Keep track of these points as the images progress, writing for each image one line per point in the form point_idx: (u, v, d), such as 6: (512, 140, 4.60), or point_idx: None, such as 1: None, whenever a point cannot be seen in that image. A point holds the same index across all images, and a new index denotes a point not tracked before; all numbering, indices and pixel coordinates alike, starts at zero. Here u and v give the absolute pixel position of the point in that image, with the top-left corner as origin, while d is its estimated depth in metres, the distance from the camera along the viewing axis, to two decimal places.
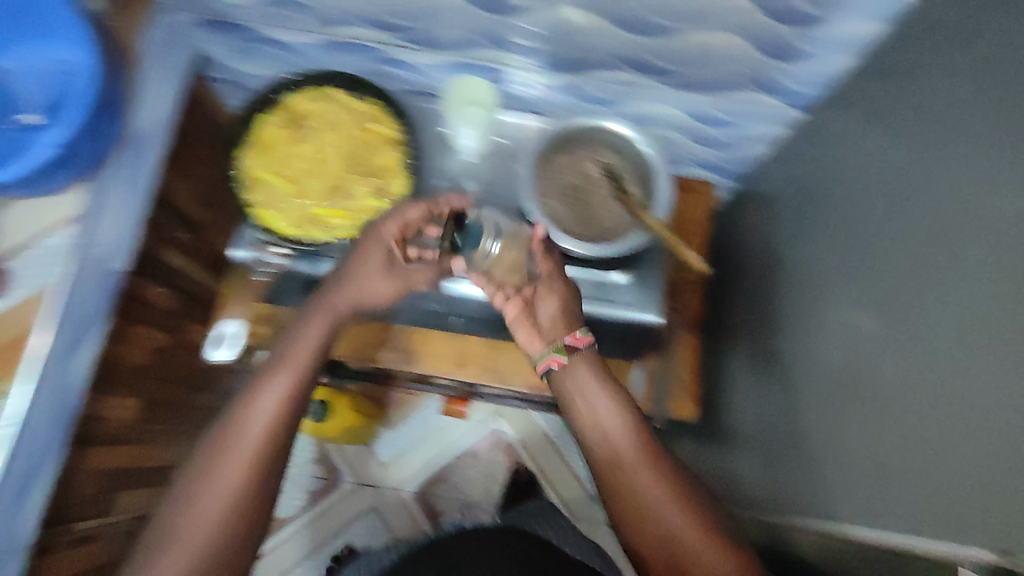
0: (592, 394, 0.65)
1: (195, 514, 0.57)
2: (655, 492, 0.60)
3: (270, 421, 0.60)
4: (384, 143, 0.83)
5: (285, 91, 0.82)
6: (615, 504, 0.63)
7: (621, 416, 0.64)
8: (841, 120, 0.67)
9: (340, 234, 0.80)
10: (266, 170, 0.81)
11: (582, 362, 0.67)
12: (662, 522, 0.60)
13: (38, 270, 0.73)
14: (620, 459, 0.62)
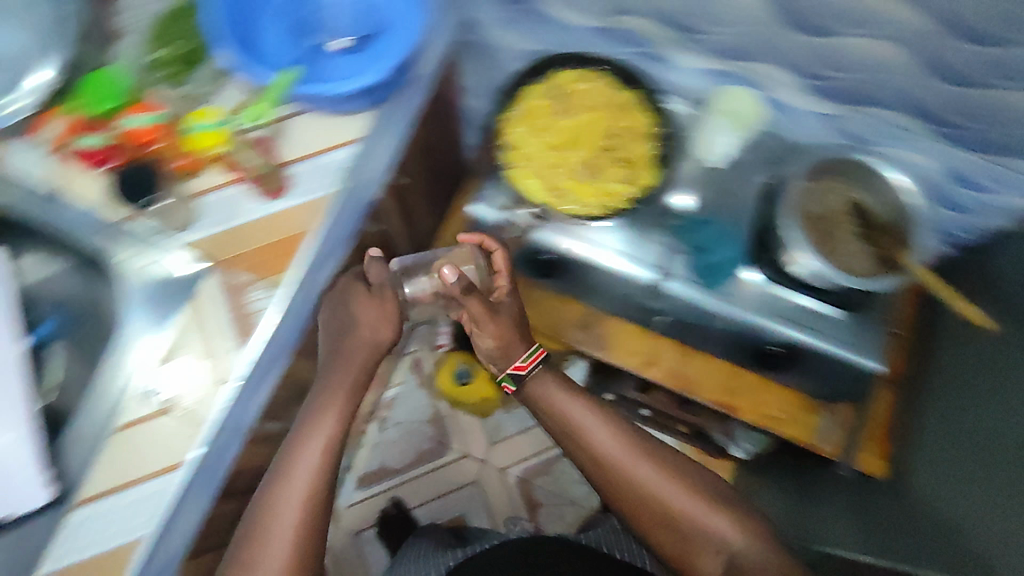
0: (557, 398, 0.84)
1: (286, 508, 0.77)
2: (606, 456, 0.81)
3: (314, 466, 0.79)
4: (640, 135, 0.84)
5: (556, 69, 0.86)
6: (607, 488, 0.81)
7: (583, 405, 0.83)
8: None
9: (586, 212, 0.82)
10: (526, 137, 0.84)
11: (538, 378, 0.85)
12: (656, 499, 0.79)
13: (313, 182, 0.75)
14: (598, 453, 0.81)
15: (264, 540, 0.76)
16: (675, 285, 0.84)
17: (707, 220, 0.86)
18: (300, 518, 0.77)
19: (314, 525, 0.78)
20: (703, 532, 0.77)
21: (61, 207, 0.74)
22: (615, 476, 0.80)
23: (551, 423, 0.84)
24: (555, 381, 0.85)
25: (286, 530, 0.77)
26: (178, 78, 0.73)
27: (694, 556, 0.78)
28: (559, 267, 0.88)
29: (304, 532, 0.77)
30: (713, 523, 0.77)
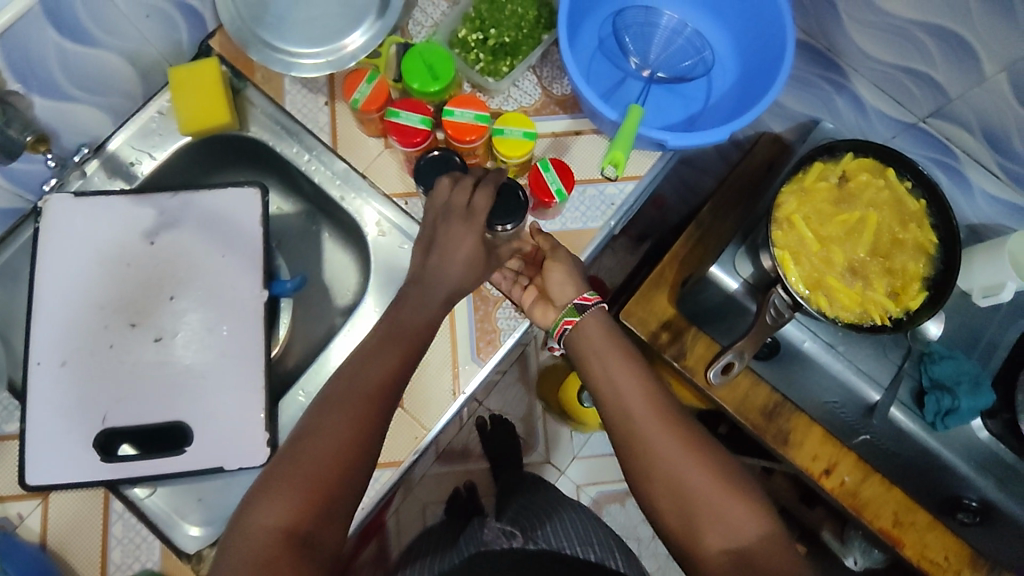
0: (603, 346, 0.64)
1: (373, 370, 0.57)
2: (627, 409, 0.60)
3: (364, 398, 0.56)
4: (916, 249, 0.78)
5: (850, 150, 0.80)
6: (614, 436, 0.61)
7: (628, 365, 0.63)
8: None
9: (844, 315, 0.76)
10: (800, 215, 0.78)
11: (594, 321, 0.65)
12: (675, 468, 0.57)
13: (586, 210, 0.72)
14: (629, 406, 0.60)
15: (337, 404, 0.55)
16: (897, 410, 0.80)
17: (952, 355, 0.78)
18: (383, 386, 0.57)
19: (386, 406, 0.57)
20: (687, 490, 0.57)
21: (333, 162, 0.73)
22: (621, 421, 0.61)
23: (578, 353, 0.65)
24: (603, 324, 0.65)
25: (356, 401, 0.56)
26: (489, 69, 0.72)
27: (701, 535, 0.56)
28: (781, 356, 0.84)
29: (378, 396, 0.56)
30: (736, 504, 0.56)
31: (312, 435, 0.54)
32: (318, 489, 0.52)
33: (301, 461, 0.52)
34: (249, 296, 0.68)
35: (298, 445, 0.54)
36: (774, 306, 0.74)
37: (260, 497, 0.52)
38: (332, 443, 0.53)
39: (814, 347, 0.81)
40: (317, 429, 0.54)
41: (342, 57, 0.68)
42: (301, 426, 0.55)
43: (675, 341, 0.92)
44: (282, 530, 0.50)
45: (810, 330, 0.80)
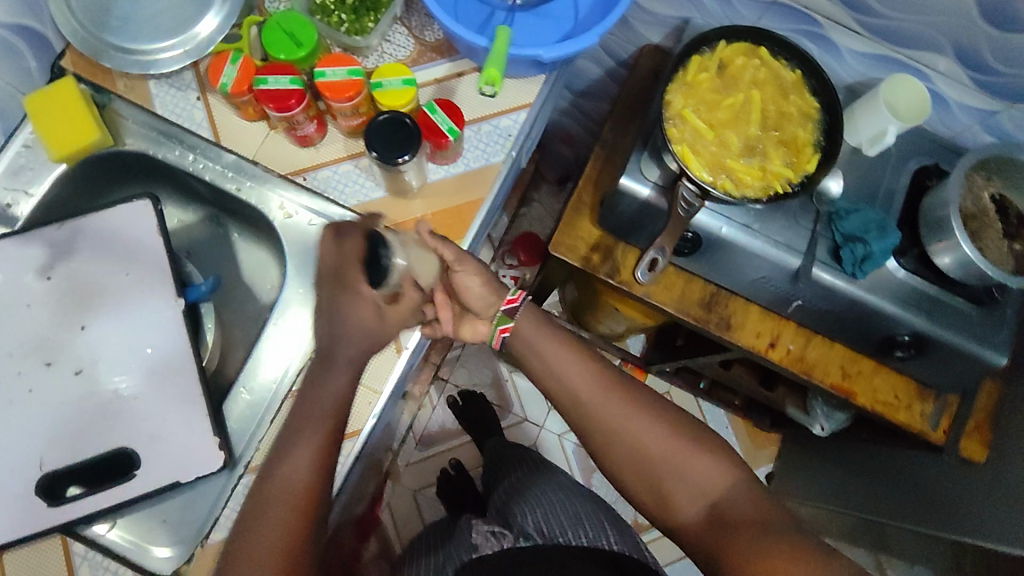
0: (543, 343, 0.70)
1: (288, 468, 0.59)
2: (576, 398, 0.68)
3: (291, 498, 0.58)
4: (802, 116, 0.83)
5: (721, 39, 0.84)
6: (581, 429, 0.69)
7: (567, 355, 0.69)
8: None
9: (749, 192, 0.80)
10: (689, 110, 0.81)
11: (525, 316, 0.71)
12: (634, 442, 0.66)
13: (485, 147, 0.73)
14: (578, 395, 0.68)
15: (262, 514, 0.57)
16: (820, 270, 0.84)
17: (859, 208, 0.83)
18: (305, 491, 0.59)
19: (313, 503, 0.59)
20: (648, 458, 0.66)
21: (219, 155, 0.71)
22: (575, 412, 0.68)
23: (526, 356, 0.71)
24: (540, 324, 0.71)
25: (282, 506, 0.58)
26: (355, 28, 0.72)
27: (668, 491, 0.65)
28: (703, 248, 0.87)
29: (302, 505, 0.58)
30: (695, 465, 0.65)
31: (242, 551, 0.56)
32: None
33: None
34: (165, 308, 0.66)
35: (229, 568, 0.56)
36: (685, 200, 0.78)
37: None
38: (252, 569, 0.55)
39: (733, 231, 0.84)
40: (244, 543, 0.56)
41: (199, 43, 0.69)
42: (234, 537, 0.57)
43: (607, 260, 0.93)
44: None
45: (724, 215, 0.84)
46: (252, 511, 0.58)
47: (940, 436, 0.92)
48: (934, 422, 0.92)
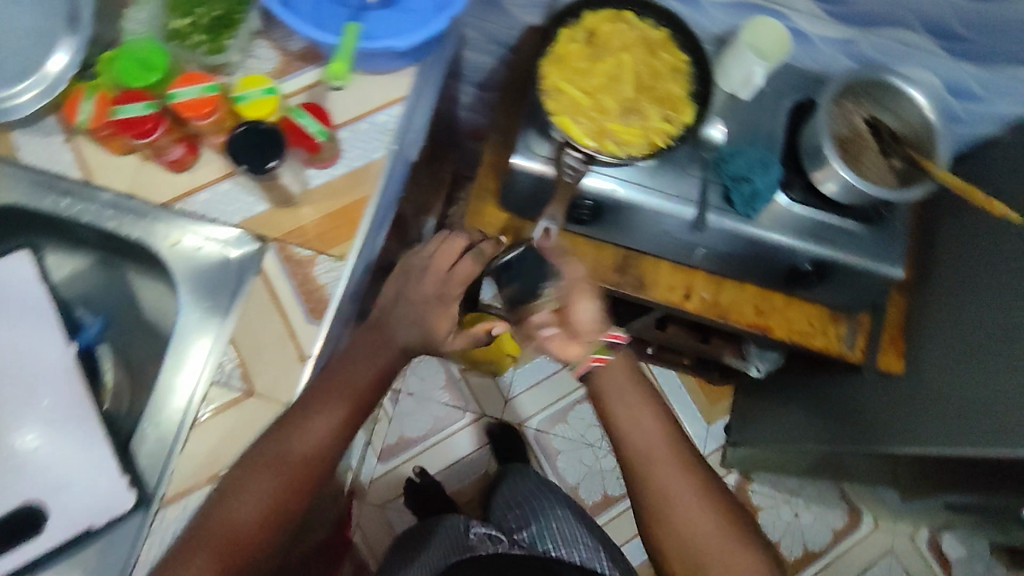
0: (623, 394, 0.81)
1: (291, 450, 0.63)
2: (648, 453, 0.77)
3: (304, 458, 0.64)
4: (673, 72, 0.85)
5: (586, 9, 0.86)
6: (638, 496, 0.78)
7: (648, 412, 0.81)
8: None
9: (633, 152, 0.83)
10: (564, 81, 0.83)
11: (618, 362, 0.83)
12: (693, 524, 0.74)
13: (365, 145, 0.73)
14: (653, 452, 0.77)
15: (263, 478, 0.62)
16: (715, 216, 0.87)
17: (740, 149, 0.87)
18: (313, 458, 0.65)
19: (304, 481, 0.65)
20: (694, 541, 0.74)
21: (96, 195, 0.70)
22: (643, 472, 0.77)
23: (606, 403, 0.81)
24: (649, 406, 0.81)
25: (278, 483, 0.63)
26: (214, 48, 0.71)
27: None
28: (603, 214, 0.90)
29: (304, 469, 0.65)
30: (738, 560, 0.73)
31: (230, 506, 0.61)
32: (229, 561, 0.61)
33: (228, 517, 0.61)
34: (62, 360, 0.70)
35: (224, 496, 0.61)
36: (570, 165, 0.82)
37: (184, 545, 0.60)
38: (245, 513, 0.61)
39: (626, 191, 0.86)
40: (238, 499, 0.61)
41: (51, 82, 0.67)
42: (233, 477, 0.62)
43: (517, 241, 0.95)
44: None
45: (616, 177, 0.86)
46: (256, 455, 0.63)
47: (857, 355, 0.97)
48: (849, 343, 0.97)
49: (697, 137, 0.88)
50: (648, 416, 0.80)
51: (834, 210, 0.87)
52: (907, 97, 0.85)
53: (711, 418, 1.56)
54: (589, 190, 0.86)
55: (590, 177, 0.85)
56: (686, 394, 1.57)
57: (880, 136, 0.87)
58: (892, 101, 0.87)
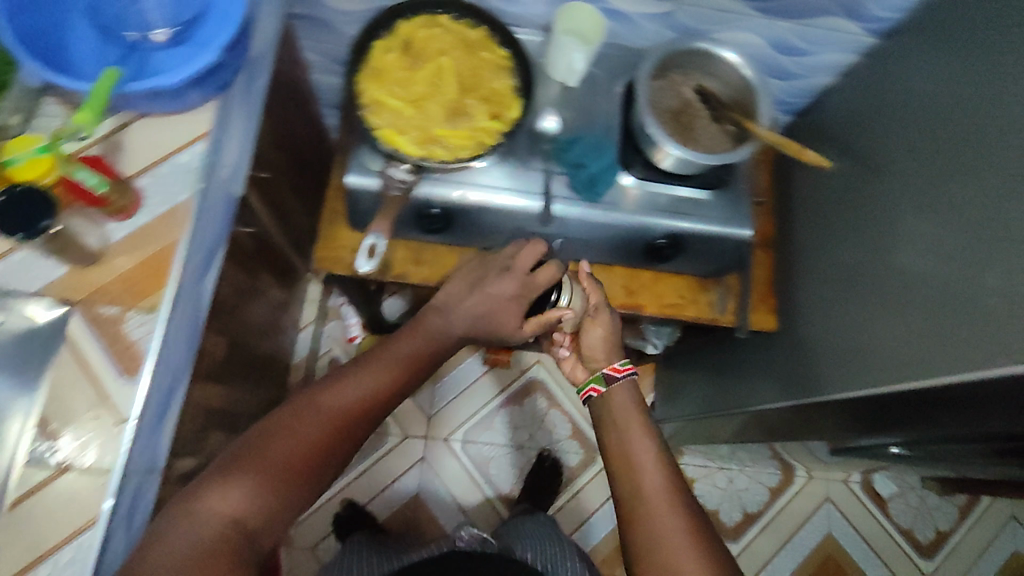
0: (630, 435, 0.78)
1: (324, 403, 0.71)
2: (639, 492, 0.73)
3: (338, 413, 0.71)
4: (496, 69, 0.85)
5: (399, 17, 0.84)
6: (624, 519, 0.73)
7: (653, 461, 0.76)
8: (941, 52, 0.76)
9: (464, 155, 0.81)
10: (384, 93, 0.81)
11: (620, 390, 0.84)
12: (680, 559, 0.68)
13: (168, 188, 0.71)
14: (643, 488, 0.73)
15: (311, 408, 0.70)
16: (562, 206, 0.87)
17: (579, 137, 0.88)
18: (351, 415, 0.72)
19: (340, 437, 0.70)
20: None
21: None
22: (637, 516, 0.72)
23: (610, 442, 0.79)
24: (664, 453, 0.77)
25: (325, 413, 0.70)
26: None
27: None
28: (453, 221, 0.89)
29: (338, 425, 0.71)
30: None
31: (277, 435, 0.68)
32: (277, 485, 0.66)
33: (270, 448, 0.67)
34: None
35: (257, 444, 0.67)
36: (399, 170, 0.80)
37: (222, 473, 0.64)
38: (280, 449, 0.67)
39: (471, 194, 0.85)
40: (286, 426, 0.68)
41: None
42: (281, 410, 0.70)
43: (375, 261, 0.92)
44: (235, 514, 0.63)
45: (456, 181, 0.85)
46: (293, 408, 0.70)
47: (730, 318, 0.97)
48: (720, 307, 0.97)
49: (530, 127, 0.88)
50: (643, 454, 0.76)
51: (677, 184, 0.88)
52: (723, 60, 0.86)
53: None
54: (433, 198, 0.85)
55: (427, 185, 0.84)
56: None
57: (711, 105, 0.88)
58: (717, 69, 0.88)
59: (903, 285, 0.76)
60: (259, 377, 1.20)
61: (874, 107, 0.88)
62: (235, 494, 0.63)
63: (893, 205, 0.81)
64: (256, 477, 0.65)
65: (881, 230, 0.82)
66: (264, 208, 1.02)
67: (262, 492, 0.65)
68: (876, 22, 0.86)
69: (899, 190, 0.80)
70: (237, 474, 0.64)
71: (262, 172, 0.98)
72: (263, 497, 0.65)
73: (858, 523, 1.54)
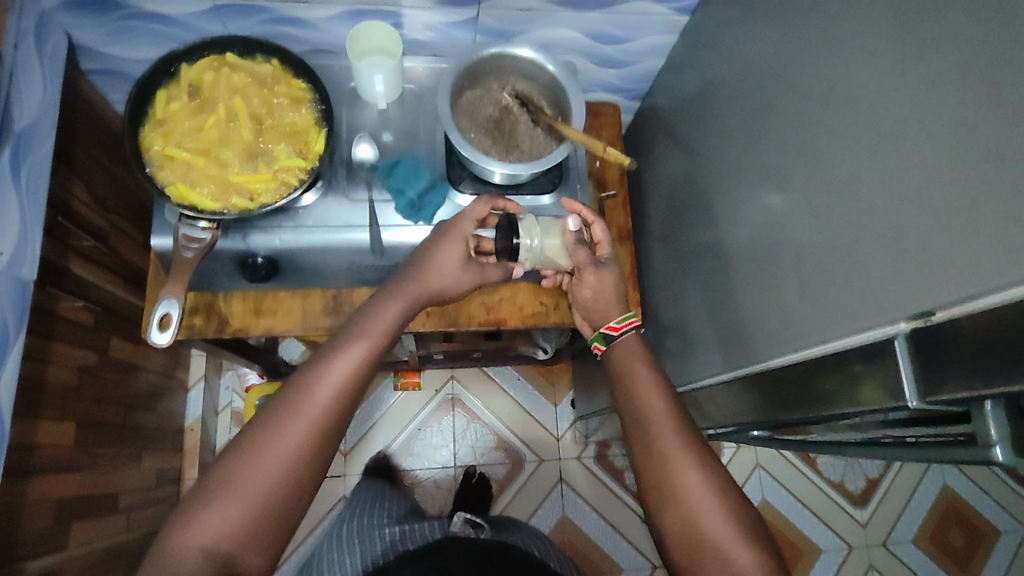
0: (626, 376, 0.72)
1: (318, 396, 0.64)
2: (647, 438, 0.67)
3: (334, 400, 0.64)
4: (294, 102, 0.80)
5: (182, 61, 0.79)
6: (637, 460, 0.68)
7: (659, 402, 0.69)
8: (747, 24, 0.75)
9: (269, 199, 0.77)
10: (173, 146, 0.76)
11: (623, 346, 0.76)
12: (687, 505, 0.63)
13: None
14: (650, 433, 0.67)
15: (283, 418, 0.62)
16: (391, 234, 0.84)
17: (399, 159, 0.84)
18: (336, 401, 0.64)
19: (326, 427, 0.63)
20: (698, 528, 0.62)
21: None
22: (647, 458, 0.66)
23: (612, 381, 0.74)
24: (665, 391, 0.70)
25: (307, 416, 0.63)
26: None
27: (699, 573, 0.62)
28: (283, 265, 0.85)
29: (329, 415, 0.64)
30: (740, 553, 0.60)
31: (249, 457, 0.60)
32: (261, 508, 0.60)
33: (266, 455, 0.61)
34: None
35: (284, 444, 0.61)
36: (179, 241, 0.73)
37: (234, 494, 0.59)
38: (271, 452, 0.61)
39: (288, 237, 0.81)
40: (259, 444, 0.61)
41: None
42: (256, 423, 0.63)
43: (210, 318, 0.87)
44: (221, 544, 0.58)
45: (273, 226, 0.80)
46: (288, 399, 0.63)
47: None
48: None
49: (343, 156, 0.85)
50: (646, 400, 0.69)
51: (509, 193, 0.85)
52: (527, 60, 0.84)
53: (556, 398, 1.56)
54: (255, 246, 0.81)
55: (241, 235, 0.79)
56: (526, 384, 1.56)
57: (529, 108, 0.85)
58: (531, 71, 0.85)
59: (756, 267, 0.74)
60: (144, 446, 1.14)
61: (702, 86, 0.86)
62: (240, 510, 0.59)
63: (733, 188, 0.80)
64: (253, 487, 0.60)
65: (722, 207, 0.82)
66: (93, 275, 0.97)
67: (261, 494, 0.60)
68: (682, 1, 0.85)
69: (732, 167, 0.80)
70: (250, 483, 0.60)
71: (80, 240, 0.92)
72: (262, 499, 0.60)
73: (788, 484, 1.56)
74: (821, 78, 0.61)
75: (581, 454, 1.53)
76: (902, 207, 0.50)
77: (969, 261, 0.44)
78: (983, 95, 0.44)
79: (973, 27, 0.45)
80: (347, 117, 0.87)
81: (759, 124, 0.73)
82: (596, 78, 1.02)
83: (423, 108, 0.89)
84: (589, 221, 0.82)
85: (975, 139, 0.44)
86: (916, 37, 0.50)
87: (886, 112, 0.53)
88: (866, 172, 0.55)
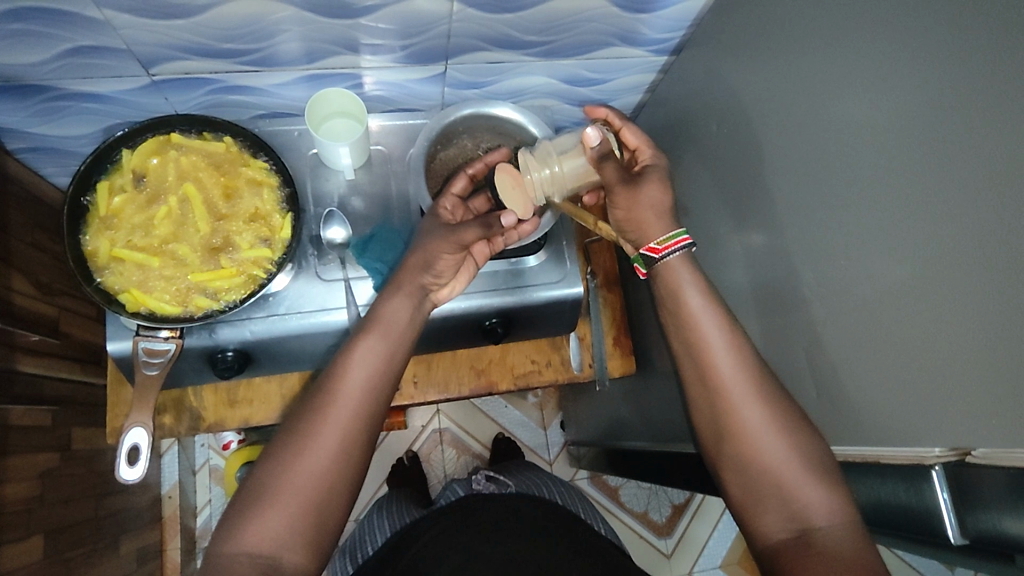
0: (675, 307, 0.65)
1: (348, 395, 0.60)
2: (706, 369, 0.62)
3: (366, 397, 0.61)
4: (253, 185, 0.73)
5: (122, 146, 0.71)
6: (694, 389, 0.64)
7: (723, 333, 0.62)
8: (726, 78, 0.71)
9: (234, 297, 0.70)
10: (121, 247, 0.69)
11: (669, 270, 0.65)
12: (748, 440, 0.60)
13: None
14: (711, 366, 0.62)
15: (314, 424, 0.59)
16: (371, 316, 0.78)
17: (373, 233, 0.79)
18: (368, 398, 0.61)
19: (361, 425, 0.60)
20: (760, 462, 0.59)
21: None
22: (704, 394, 0.63)
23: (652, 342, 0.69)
24: (728, 326, 0.62)
25: (340, 416, 0.59)
26: None
27: (762, 505, 0.59)
28: (257, 355, 0.78)
29: (363, 414, 0.60)
30: (805, 488, 0.56)
31: (288, 465, 0.57)
32: (304, 513, 0.56)
33: (305, 460, 0.57)
34: None
35: (324, 446, 0.58)
36: (140, 359, 0.69)
37: (277, 502, 0.56)
38: (311, 456, 0.57)
39: (259, 328, 0.75)
40: (291, 452, 0.58)
41: None
42: (286, 429, 0.60)
43: (182, 414, 0.83)
44: (268, 553, 0.54)
45: (243, 318, 0.74)
46: (316, 407, 0.60)
47: (587, 373, 0.93)
48: (576, 364, 0.93)
49: (311, 234, 0.79)
50: (705, 329, 0.63)
51: (495, 256, 0.79)
52: (506, 118, 0.79)
53: (545, 422, 1.54)
54: (225, 340, 0.74)
55: (207, 330, 0.73)
56: (514, 410, 1.53)
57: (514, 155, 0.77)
58: (505, 128, 0.80)
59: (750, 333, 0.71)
60: (120, 530, 1.08)
61: (682, 132, 0.82)
62: (286, 517, 0.56)
63: (718, 245, 0.77)
64: (298, 494, 0.56)
65: (709, 261, 0.79)
66: (44, 369, 0.89)
67: (308, 502, 0.56)
68: (658, 44, 0.80)
69: (715, 220, 0.76)
70: (293, 490, 0.56)
71: (26, 337, 0.84)
72: (310, 504, 0.57)
73: None
74: (811, 151, 0.58)
75: (575, 475, 1.51)
76: (918, 317, 0.47)
77: (997, 396, 0.42)
78: (1004, 214, 0.40)
79: (977, 139, 0.42)
80: (312, 189, 0.81)
81: (744, 184, 0.69)
82: (570, 117, 0.97)
83: (394, 171, 0.83)
84: (618, 127, 0.69)
85: (993, 257, 0.41)
86: (912, 132, 0.47)
87: (883, 206, 0.50)
88: (866, 268, 0.52)
